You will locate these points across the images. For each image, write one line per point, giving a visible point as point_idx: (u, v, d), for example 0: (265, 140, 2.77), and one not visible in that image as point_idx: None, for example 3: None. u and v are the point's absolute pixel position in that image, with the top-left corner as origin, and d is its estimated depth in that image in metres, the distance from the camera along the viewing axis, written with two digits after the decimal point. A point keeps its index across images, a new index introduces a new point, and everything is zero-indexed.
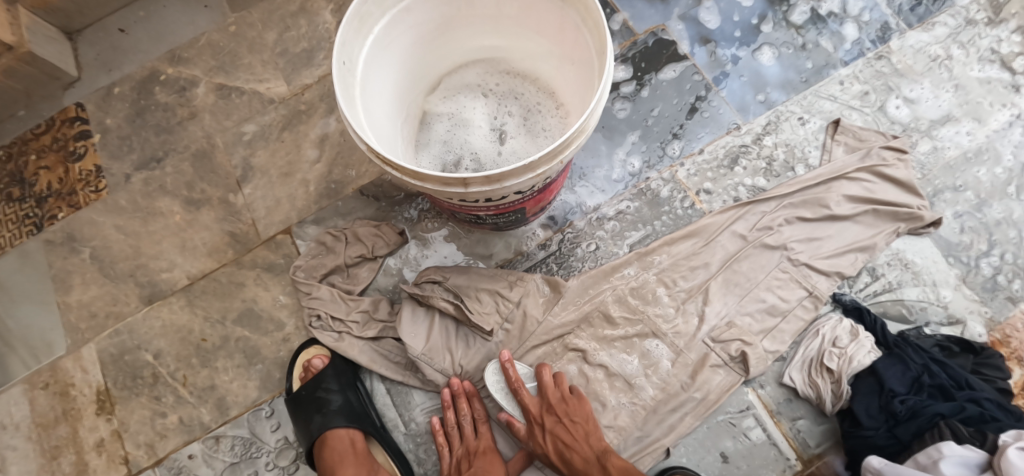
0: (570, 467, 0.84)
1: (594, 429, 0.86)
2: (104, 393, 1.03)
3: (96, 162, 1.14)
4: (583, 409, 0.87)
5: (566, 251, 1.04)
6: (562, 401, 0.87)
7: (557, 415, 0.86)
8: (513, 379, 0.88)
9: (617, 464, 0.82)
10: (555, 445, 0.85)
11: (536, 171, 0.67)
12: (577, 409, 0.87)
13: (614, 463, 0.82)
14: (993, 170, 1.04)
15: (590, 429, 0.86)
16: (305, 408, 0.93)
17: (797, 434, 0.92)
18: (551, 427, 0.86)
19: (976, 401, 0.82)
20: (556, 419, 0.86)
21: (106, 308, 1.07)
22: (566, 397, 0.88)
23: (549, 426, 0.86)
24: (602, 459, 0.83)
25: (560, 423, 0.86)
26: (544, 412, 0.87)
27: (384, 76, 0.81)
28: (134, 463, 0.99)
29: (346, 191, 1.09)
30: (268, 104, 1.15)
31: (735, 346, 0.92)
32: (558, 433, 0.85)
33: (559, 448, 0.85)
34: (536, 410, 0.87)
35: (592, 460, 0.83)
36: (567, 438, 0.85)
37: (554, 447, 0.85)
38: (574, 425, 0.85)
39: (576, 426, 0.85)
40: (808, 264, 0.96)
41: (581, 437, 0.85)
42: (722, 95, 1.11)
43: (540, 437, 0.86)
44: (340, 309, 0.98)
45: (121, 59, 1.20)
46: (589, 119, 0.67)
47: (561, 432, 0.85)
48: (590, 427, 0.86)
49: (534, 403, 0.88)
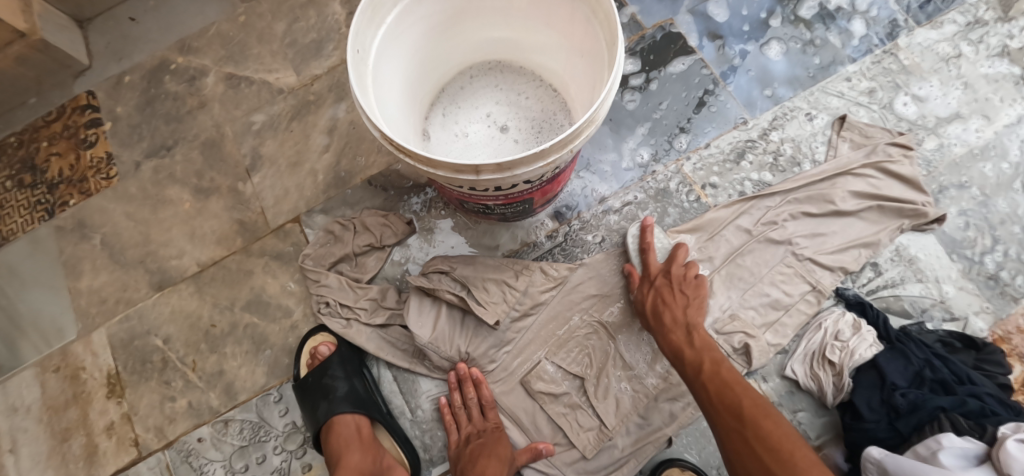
0: (659, 321, 0.88)
1: (698, 305, 0.89)
2: (115, 376, 1.04)
3: (106, 150, 1.15)
4: (697, 291, 0.90)
5: (571, 243, 1.04)
6: (682, 277, 0.91)
7: (671, 280, 0.91)
8: (647, 242, 0.96)
9: (703, 336, 0.85)
10: (655, 299, 0.90)
11: (546, 160, 0.67)
12: (691, 286, 0.90)
13: (701, 334, 0.85)
14: (998, 167, 1.05)
15: (692, 303, 0.89)
16: (312, 395, 0.94)
17: (799, 426, 0.93)
18: (659, 284, 0.91)
19: (977, 395, 0.83)
20: (666, 282, 0.91)
21: (117, 293, 1.08)
22: (686, 275, 0.91)
23: (658, 285, 0.91)
24: (690, 326, 0.86)
25: (670, 286, 0.90)
26: (659, 273, 0.93)
27: (395, 66, 0.82)
28: (144, 446, 1.01)
29: (354, 181, 1.10)
30: (277, 94, 1.16)
31: (737, 339, 0.93)
32: (663, 293, 0.90)
33: (657, 302, 0.90)
34: (654, 271, 0.93)
35: (682, 325, 0.87)
36: (693, 300, 0.89)
37: (653, 299, 0.90)
38: (682, 294, 0.89)
39: (683, 296, 0.89)
40: (812, 259, 0.96)
41: (680, 304, 0.88)
42: (729, 90, 1.11)
43: (646, 287, 0.92)
44: (348, 297, 0.99)
45: (131, 48, 1.21)
46: (599, 110, 0.68)
47: (665, 292, 0.90)
48: (694, 303, 0.89)
49: (657, 265, 0.94)
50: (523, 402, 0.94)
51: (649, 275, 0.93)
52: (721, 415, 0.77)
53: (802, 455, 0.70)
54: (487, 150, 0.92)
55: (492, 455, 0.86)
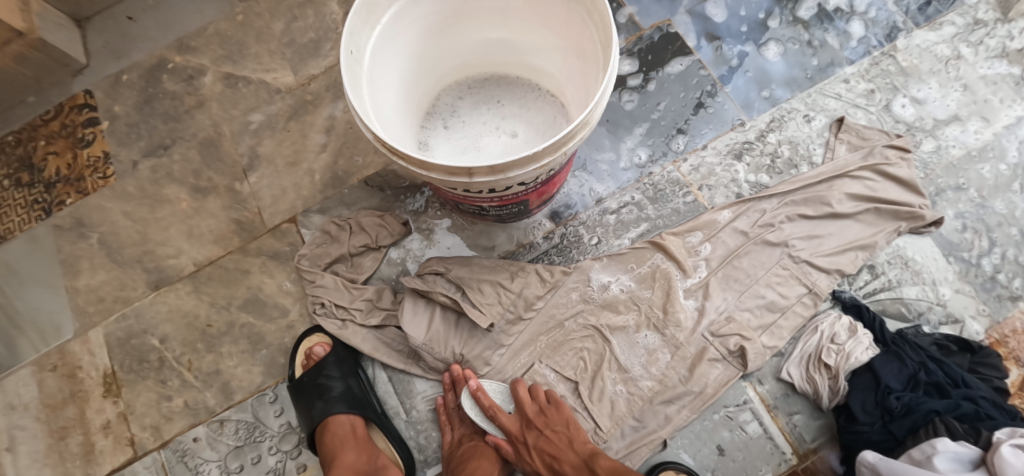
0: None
1: (580, 435, 0.86)
2: (112, 375, 1.05)
3: (104, 149, 1.16)
4: (562, 414, 0.88)
5: (567, 244, 1.04)
6: (539, 413, 0.88)
7: (538, 429, 0.87)
8: (488, 405, 0.89)
9: (607, 466, 0.82)
10: (542, 459, 0.86)
11: (540, 162, 0.67)
12: (556, 418, 0.87)
13: (603, 464, 0.82)
14: (997, 169, 1.04)
15: (573, 435, 0.86)
16: (307, 394, 0.95)
17: (794, 429, 0.93)
18: (534, 441, 0.87)
19: (972, 398, 0.83)
20: (540, 432, 0.86)
21: (114, 292, 1.08)
22: (542, 410, 0.88)
23: (532, 442, 0.87)
24: (592, 457, 0.84)
25: (542, 435, 0.86)
26: (523, 429, 0.88)
27: (392, 68, 0.82)
28: (140, 446, 1.01)
29: (351, 181, 1.10)
30: (274, 93, 1.16)
31: (733, 341, 0.93)
32: (542, 445, 0.86)
33: (547, 462, 0.85)
34: (515, 432, 0.88)
35: (581, 468, 0.84)
36: (569, 434, 0.86)
37: (543, 462, 0.86)
38: (556, 433, 0.86)
39: (559, 434, 0.86)
40: (808, 261, 0.96)
41: (565, 443, 0.85)
42: (727, 92, 1.11)
43: (526, 455, 0.87)
44: (344, 298, 0.99)
45: (130, 47, 1.21)
46: (593, 112, 0.68)
47: (545, 444, 0.86)
48: (573, 434, 0.86)
49: (513, 422, 0.89)
50: None
51: (528, 452, 0.87)
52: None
53: None
54: (484, 152, 0.92)
55: (483, 456, 0.88)
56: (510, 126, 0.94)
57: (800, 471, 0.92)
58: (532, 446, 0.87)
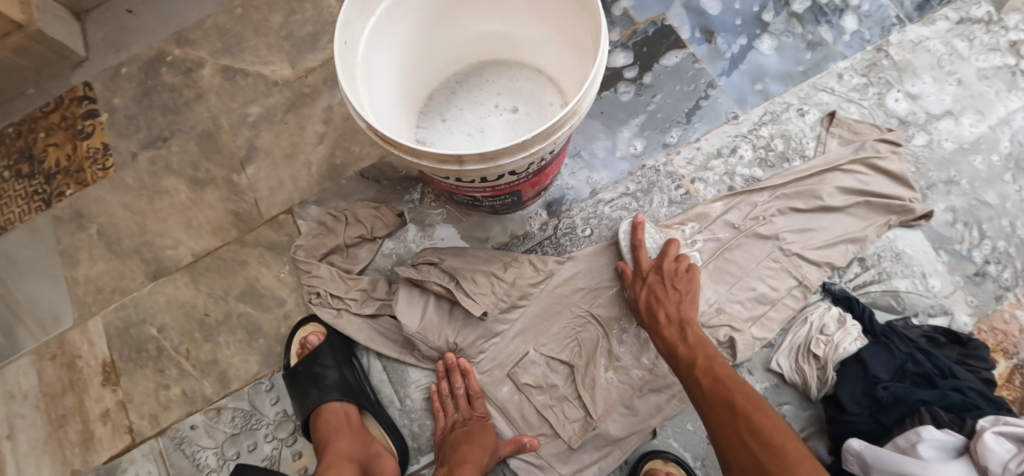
0: (653, 318, 0.88)
1: (691, 301, 0.88)
2: (110, 365, 1.06)
3: (104, 141, 1.17)
4: (689, 286, 0.89)
5: (561, 236, 1.05)
6: (674, 272, 0.91)
7: (662, 276, 0.91)
8: (638, 240, 0.96)
9: (697, 332, 0.84)
10: (648, 296, 0.90)
11: (529, 150, 0.68)
12: (682, 280, 0.90)
13: (694, 330, 0.84)
14: (987, 164, 1.05)
15: (685, 299, 0.88)
16: (302, 383, 0.96)
17: (783, 418, 0.94)
18: (652, 282, 0.91)
19: (959, 389, 0.84)
20: (659, 279, 0.91)
21: (113, 283, 1.10)
22: (678, 270, 0.91)
23: (650, 281, 0.91)
24: (684, 322, 0.85)
25: (661, 282, 0.90)
26: (652, 270, 0.92)
27: (387, 61, 0.83)
28: (138, 433, 1.02)
29: (348, 173, 1.11)
30: (272, 86, 1.17)
31: (722, 332, 0.94)
32: (656, 288, 0.90)
33: (650, 300, 0.89)
34: (645, 268, 0.93)
35: (674, 321, 0.86)
36: (683, 296, 0.88)
37: (646, 297, 0.90)
38: (673, 290, 0.89)
39: (676, 292, 0.89)
40: (799, 254, 0.97)
41: (674, 299, 0.87)
42: (721, 86, 1.12)
43: (637, 286, 0.92)
44: (339, 287, 1.00)
45: (129, 40, 1.22)
46: (582, 101, 0.69)
47: (658, 289, 0.90)
48: (686, 299, 0.88)
49: (648, 262, 0.94)
50: (511, 393, 0.95)
51: (638, 279, 0.92)
52: (712, 406, 0.75)
53: (793, 448, 0.68)
54: (489, 139, 0.90)
55: (475, 442, 0.87)
56: (509, 111, 0.92)
57: None
58: (647, 283, 0.91)
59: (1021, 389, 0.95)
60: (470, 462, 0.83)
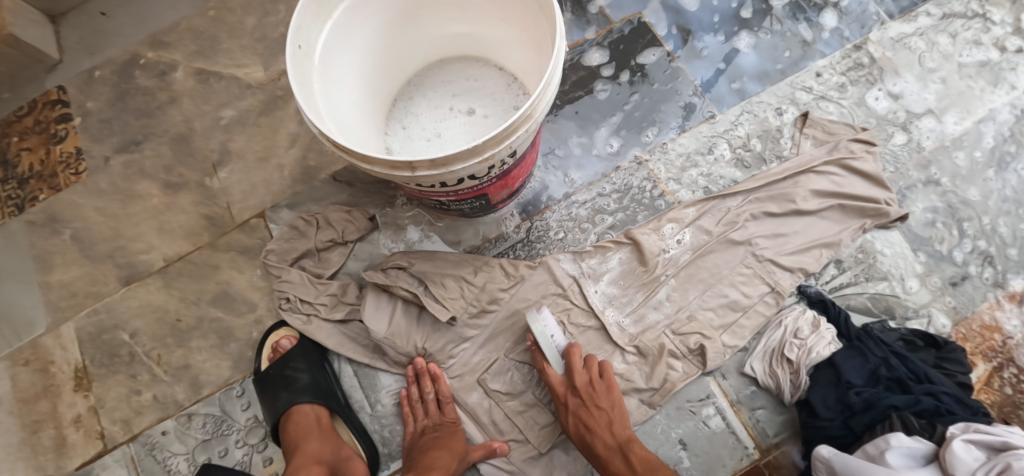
0: (591, 450, 0.84)
1: (619, 417, 0.85)
2: (83, 370, 1.06)
3: (77, 145, 1.16)
4: (610, 397, 0.87)
5: (534, 239, 1.04)
6: (589, 388, 0.87)
7: (582, 398, 0.86)
8: (540, 362, 0.90)
9: (640, 455, 0.81)
10: (576, 426, 0.85)
11: (482, 155, 0.67)
12: (603, 395, 0.86)
13: (637, 454, 0.81)
14: (968, 162, 1.03)
15: (613, 417, 0.85)
16: (273, 386, 0.95)
17: (757, 423, 0.93)
18: (575, 408, 0.86)
19: (934, 394, 0.82)
20: (581, 400, 0.86)
21: (86, 288, 1.09)
22: (593, 382, 0.87)
23: (573, 407, 0.86)
24: (624, 447, 0.82)
25: (583, 406, 0.86)
26: (568, 392, 0.87)
27: (346, 65, 0.81)
28: (110, 439, 1.02)
29: (320, 176, 1.10)
30: (245, 89, 1.16)
31: (693, 339, 0.93)
32: (582, 416, 0.85)
33: (581, 430, 0.85)
34: (561, 390, 0.88)
35: (614, 449, 0.82)
36: (612, 416, 0.85)
37: (577, 428, 0.85)
38: (598, 410, 0.85)
39: (601, 411, 0.85)
40: (772, 260, 0.96)
41: (604, 423, 0.84)
42: (697, 85, 1.10)
43: (564, 416, 0.87)
44: (309, 292, 0.99)
45: (103, 43, 1.21)
46: (536, 104, 0.68)
47: (584, 414, 0.85)
48: (614, 416, 0.85)
49: (561, 382, 0.88)
50: (483, 399, 0.94)
51: (568, 403, 0.87)
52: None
53: None
54: (445, 144, 0.88)
55: (443, 446, 0.87)
56: (465, 114, 0.91)
57: (762, 465, 0.91)
58: (573, 410, 0.86)
59: (1001, 392, 0.93)
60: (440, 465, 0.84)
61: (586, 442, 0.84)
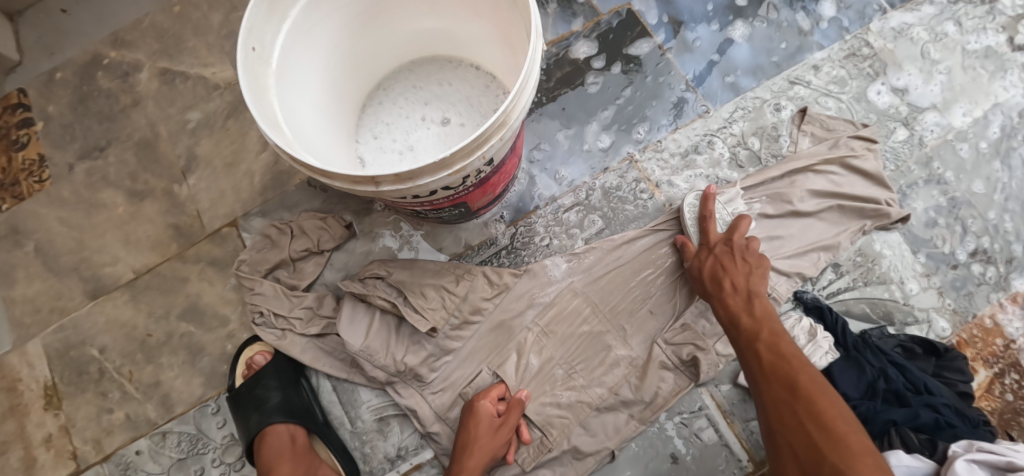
0: (717, 285, 0.83)
1: (761, 275, 0.83)
2: (51, 388, 1.01)
3: (39, 151, 1.10)
4: (760, 261, 0.85)
5: (519, 246, 0.99)
6: (744, 246, 0.86)
7: (732, 248, 0.86)
8: (708, 211, 0.91)
9: (763, 305, 0.80)
10: (713, 266, 0.85)
11: (451, 168, 0.62)
12: (752, 256, 0.85)
13: (762, 302, 0.80)
14: (972, 159, 0.99)
15: (755, 272, 0.83)
16: (245, 405, 0.91)
17: (750, 435, 0.90)
18: (720, 253, 0.86)
19: (932, 406, 0.79)
20: (727, 251, 0.86)
21: (52, 302, 1.04)
22: (748, 246, 0.86)
23: (718, 252, 0.86)
24: (752, 293, 0.81)
25: (730, 253, 0.85)
26: (720, 241, 0.88)
27: (308, 69, 0.76)
28: (81, 460, 0.98)
29: (292, 182, 1.05)
30: (212, 90, 1.11)
31: (686, 351, 0.89)
32: (723, 259, 0.85)
33: (716, 269, 0.85)
34: (713, 238, 0.88)
35: (740, 291, 0.81)
36: (758, 270, 0.84)
37: (711, 267, 0.85)
38: (742, 263, 0.84)
39: (745, 264, 0.84)
40: (767, 264, 0.92)
41: (742, 271, 0.83)
42: (688, 80, 1.05)
43: (705, 255, 0.87)
44: (283, 306, 0.94)
45: (63, 42, 1.15)
46: (511, 110, 0.62)
47: (727, 259, 0.85)
48: (756, 272, 0.83)
49: (717, 234, 0.89)
50: None
51: (725, 245, 0.86)
52: (770, 383, 0.72)
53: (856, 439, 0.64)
54: (416, 158, 0.83)
55: (473, 445, 0.82)
56: (438, 123, 0.85)
57: None
58: (716, 252, 0.86)
59: (1002, 399, 0.90)
60: (480, 445, 0.82)
61: (716, 273, 0.84)
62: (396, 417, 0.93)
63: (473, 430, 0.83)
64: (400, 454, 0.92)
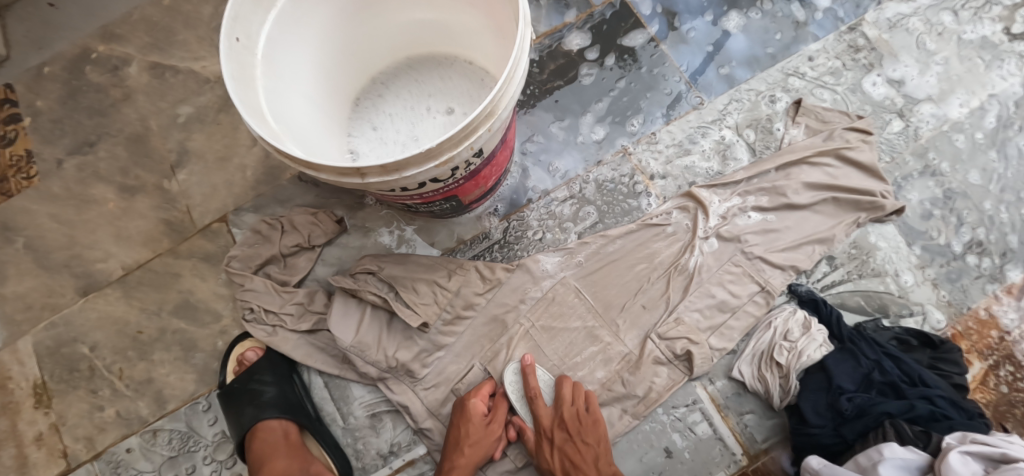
0: None
1: (604, 453, 0.83)
2: (42, 386, 1.00)
3: (28, 146, 1.09)
4: (597, 431, 0.84)
5: (512, 240, 0.98)
6: (579, 422, 0.84)
7: (569, 432, 0.83)
8: (533, 389, 0.86)
9: None
10: (561, 462, 0.82)
11: (438, 159, 0.61)
12: (589, 429, 0.84)
13: None
14: (968, 150, 0.98)
15: (600, 452, 0.83)
16: (238, 400, 0.91)
17: (745, 429, 0.89)
18: (560, 443, 0.83)
19: (928, 398, 0.79)
20: (568, 435, 0.83)
21: (42, 299, 1.03)
22: (581, 414, 0.84)
23: (559, 443, 0.83)
24: None
25: (570, 441, 0.83)
26: (556, 425, 0.84)
27: (298, 60, 0.75)
28: (73, 457, 0.97)
29: (284, 177, 1.04)
30: (203, 84, 1.10)
31: (681, 345, 0.88)
32: (569, 451, 0.82)
33: (566, 467, 0.81)
34: (548, 424, 0.84)
35: None
36: (601, 442, 0.83)
37: (561, 466, 0.82)
38: (585, 445, 0.83)
39: (588, 448, 0.83)
40: (762, 257, 0.91)
41: (591, 458, 0.82)
42: (682, 72, 1.04)
43: (549, 452, 0.83)
44: (274, 302, 0.93)
45: (52, 36, 1.14)
46: (498, 99, 0.61)
47: (569, 450, 0.82)
48: (601, 451, 0.83)
49: (548, 415, 0.85)
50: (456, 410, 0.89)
51: (547, 442, 0.83)
52: None
53: None
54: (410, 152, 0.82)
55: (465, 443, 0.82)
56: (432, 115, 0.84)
57: (751, 472, 0.88)
58: (558, 445, 0.83)
59: (996, 391, 0.90)
60: (472, 442, 0.82)
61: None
62: (389, 413, 0.93)
63: (464, 428, 0.83)
64: (393, 450, 0.92)
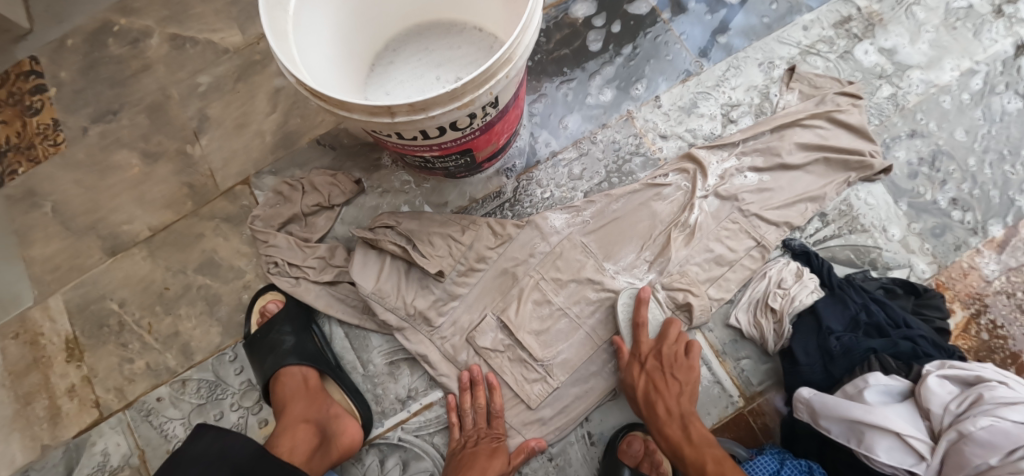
0: (651, 410, 0.85)
1: (690, 393, 0.86)
2: (73, 341, 1.05)
3: (52, 116, 1.14)
4: (688, 373, 0.87)
5: (521, 198, 1.04)
6: (672, 357, 0.88)
7: (661, 363, 0.88)
8: (641, 318, 0.90)
9: (699, 430, 0.81)
10: (645, 386, 0.87)
11: (461, 100, 0.66)
12: (681, 368, 0.87)
13: (698, 429, 0.81)
14: (953, 114, 1.04)
15: (685, 390, 0.85)
16: (260, 349, 0.96)
17: (741, 373, 0.95)
18: (650, 369, 0.87)
19: (911, 338, 0.84)
20: (658, 365, 0.88)
21: (69, 261, 1.08)
22: (678, 355, 0.88)
23: (649, 368, 0.87)
24: (685, 417, 0.83)
25: (660, 371, 0.87)
26: (650, 354, 0.89)
27: (321, 23, 0.80)
28: (104, 407, 1.02)
29: (302, 141, 1.09)
30: (221, 54, 1.14)
31: (681, 296, 0.94)
32: (655, 378, 0.86)
33: (649, 389, 0.86)
34: (644, 350, 0.89)
35: (676, 416, 0.83)
36: (685, 386, 0.86)
37: (644, 386, 0.87)
38: (672, 379, 0.86)
39: (675, 382, 0.86)
40: (757, 215, 0.96)
41: (673, 392, 0.85)
42: (682, 41, 1.09)
43: (636, 370, 0.88)
44: (297, 256, 0.99)
45: (72, 11, 1.18)
46: (515, 47, 0.66)
47: (657, 379, 0.87)
48: (687, 390, 0.85)
49: (648, 344, 0.89)
50: (471, 357, 0.95)
51: (640, 355, 0.88)
52: None
53: None
54: None
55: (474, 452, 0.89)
56: (446, 76, 0.89)
57: (747, 412, 0.94)
58: (651, 367, 0.87)
59: (977, 338, 0.95)
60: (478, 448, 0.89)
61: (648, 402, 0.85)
62: (406, 360, 0.98)
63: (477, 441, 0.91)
64: (410, 395, 0.97)
